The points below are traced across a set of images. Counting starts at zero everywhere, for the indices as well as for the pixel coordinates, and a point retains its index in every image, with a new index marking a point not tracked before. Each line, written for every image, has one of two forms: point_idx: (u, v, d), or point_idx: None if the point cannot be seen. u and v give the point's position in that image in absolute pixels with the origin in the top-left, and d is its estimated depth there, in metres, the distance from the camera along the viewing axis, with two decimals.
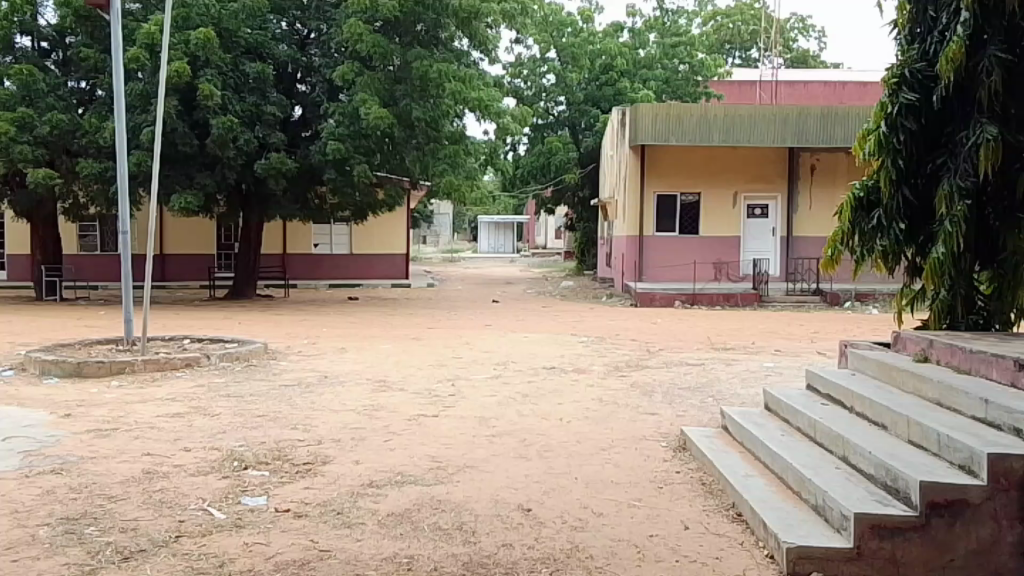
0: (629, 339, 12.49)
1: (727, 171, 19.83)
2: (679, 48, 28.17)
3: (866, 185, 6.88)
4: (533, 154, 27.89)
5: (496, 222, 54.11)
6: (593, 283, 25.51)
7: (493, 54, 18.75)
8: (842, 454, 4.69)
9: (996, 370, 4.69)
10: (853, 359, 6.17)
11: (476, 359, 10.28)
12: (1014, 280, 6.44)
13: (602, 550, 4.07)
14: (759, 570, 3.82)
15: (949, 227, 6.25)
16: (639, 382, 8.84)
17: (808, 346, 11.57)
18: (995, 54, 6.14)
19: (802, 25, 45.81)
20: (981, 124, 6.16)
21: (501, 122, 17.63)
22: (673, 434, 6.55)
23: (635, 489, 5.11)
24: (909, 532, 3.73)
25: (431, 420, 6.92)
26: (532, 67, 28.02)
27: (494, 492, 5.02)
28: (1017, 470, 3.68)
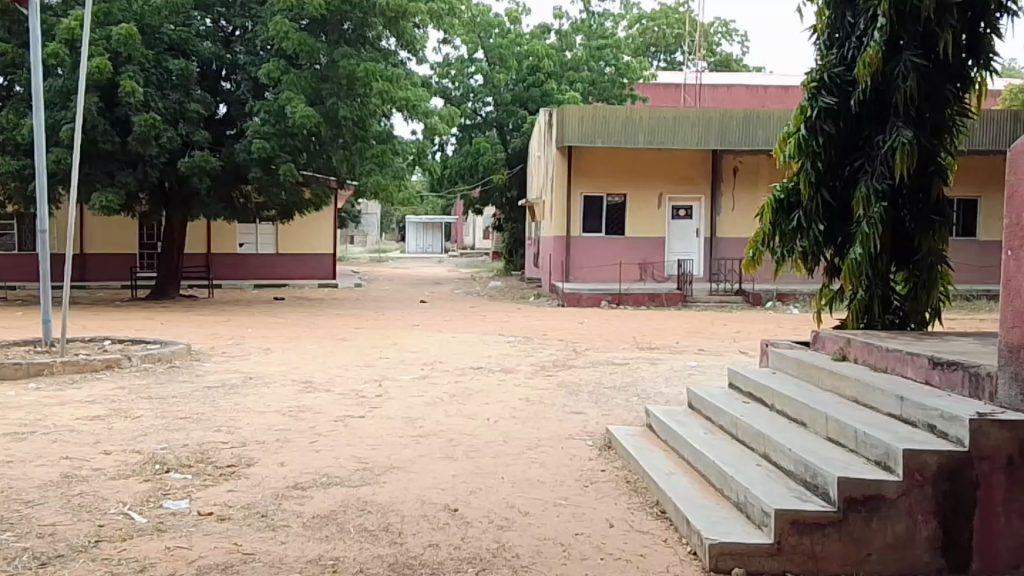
0: (556, 339, 12.59)
1: (652, 173, 20.15)
2: (606, 50, 28.51)
3: (786, 187, 7.06)
4: (460, 155, 27.86)
5: (424, 222, 53.87)
6: (521, 283, 25.65)
7: (420, 54, 18.65)
8: (763, 451, 4.80)
9: (912, 368, 4.84)
10: (774, 358, 6.33)
11: (404, 360, 10.21)
12: (928, 281, 6.70)
13: (528, 549, 4.09)
14: (682, 567, 3.89)
15: (866, 229, 6.48)
16: (566, 382, 8.92)
17: (730, 345, 11.84)
18: (911, 60, 6.39)
19: (725, 29, 46.83)
20: (897, 127, 6.42)
21: (429, 122, 17.59)
22: (598, 433, 6.61)
23: (561, 488, 5.14)
24: (827, 527, 3.82)
25: (358, 421, 6.85)
26: (459, 67, 28.00)
27: (420, 492, 5.00)
28: (931, 464, 3.77)
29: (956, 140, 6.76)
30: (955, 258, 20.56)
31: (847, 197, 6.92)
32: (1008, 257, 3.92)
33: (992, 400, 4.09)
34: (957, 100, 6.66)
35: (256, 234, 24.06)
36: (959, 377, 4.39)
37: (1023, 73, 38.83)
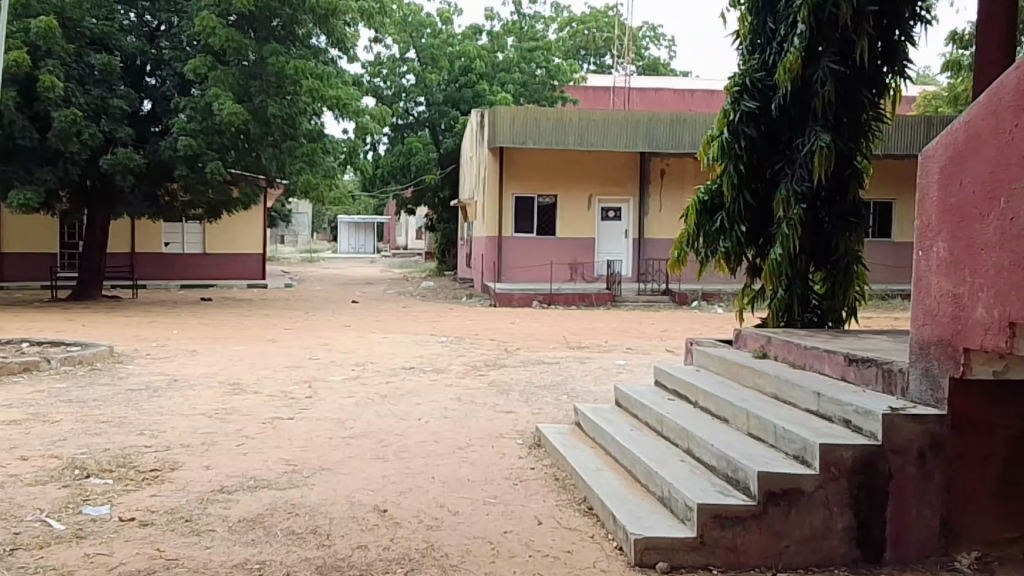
0: (487, 339, 12.63)
1: (583, 175, 20.37)
2: (537, 53, 28.64)
3: (709, 189, 7.25)
4: (393, 155, 27.70)
5: (356, 222, 53.28)
6: (453, 283, 25.68)
7: (351, 53, 18.49)
8: (687, 447, 4.92)
9: (829, 365, 5.02)
10: (698, 355, 6.50)
11: (334, 360, 10.12)
12: (845, 281, 6.95)
13: (457, 548, 4.12)
14: (608, 562, 3.97)
15: (786, 230, 6.69)
16: (497, 381, 8.96)
17: (657, 344, 12.06)
18: (828, 66, 6.60)
19: (653, 33, 47.68)
20: (815, 131, 6.63)
21: (360, 121, 17.48)
22: (529, 431, 6.68)
23: (491, 487, 5.18)
24: (748, 521, 3.92)
25: (287, 423, 6.78)
26: (391, 66, 27.85)
27: (349, 493, 4.99)
28: (847, 458, 3.92)
29: (872, 145, 7.00)
30: (871, 259, 21.31)
31: (768, 200, 7.12)
32: (920, 257, 4.04)
33: (904, 395, 4.25)
34: (873, 105, 6.89)
35: (182, 234, 23.50)
36: (873, 373, 4.56)
37: (935, 80, 40.48)
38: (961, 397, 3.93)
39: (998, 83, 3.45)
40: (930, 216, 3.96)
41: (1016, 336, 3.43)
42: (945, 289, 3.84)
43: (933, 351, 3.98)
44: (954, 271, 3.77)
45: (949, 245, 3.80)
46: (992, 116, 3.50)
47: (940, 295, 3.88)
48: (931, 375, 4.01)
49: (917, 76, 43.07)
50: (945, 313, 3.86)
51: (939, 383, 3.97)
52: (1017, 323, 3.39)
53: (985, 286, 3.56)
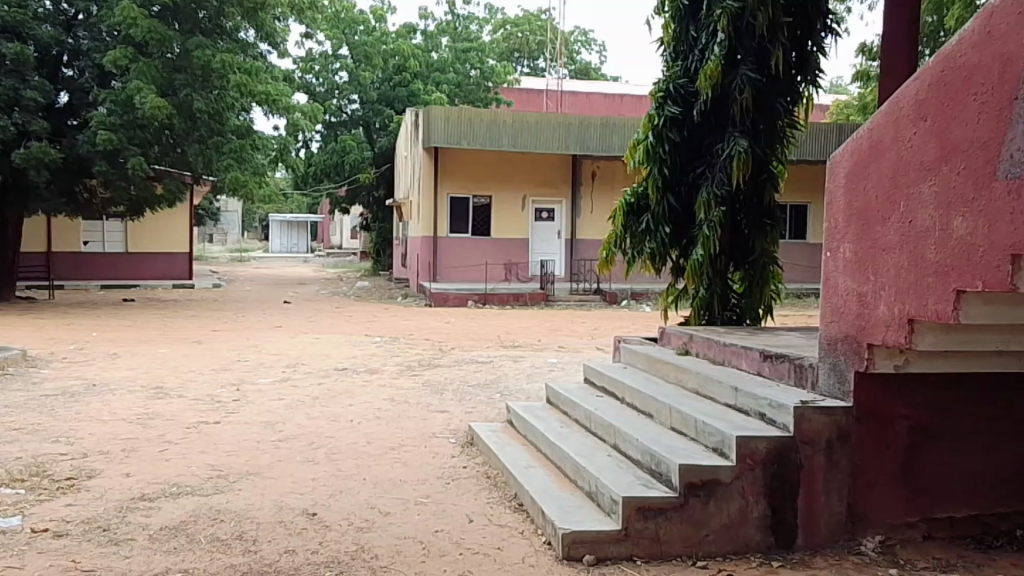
0: (421, 339, 12.65)
1: (516, 176, 20.50)
2: (471, 53, 28.68)
3: (635, 192, 7.41)
4: (326, 153, 27.42)
5: (289, 222, 52.51)
6: (389, 283, 25.55)
7: (281, 48, 18.30)
8: (613, 442, 5.06)
9: (745, 361, 5.22)
10: (625, 353, 6.64)
11: (263, 362, 10.01)
12: (761, 280, 7.22)
13: (387, 549, 4.16)
14: (537, 557, 4.05)
15: (707, 232, 6.90)
16: (430, 381, 8.99)
17: (588, 342, 12.25)
18: (746, 74, 6.82)
19: (585, 38, 48.25)
20: (734, 137, 6.84)
21: (291, 117, 17.29)
22: (462, 430, 6.74)
23: (422, 487, 5.24)
24: (670, 512, 4.05)
25: (212, 427, 6.71)
26: (323, 63, 27.58)
27: (277, 497, 4.98)
28: (761, 450, 4.08)
29: (786, 150, 7.27)
30: (786, 260, 21.93)
31: (691, 202, 7.33)
32: (829, 258, 4.25)
33: (813, 389, 4.45)
34: (788, 113, 7.15)
35: (103, 232, 22.85)
36: (786, 368, 4.76)
37: (849, 90, 41.93)
38: (864, 390, 4.14)
39: (898, 95, 3.63)
40: (837, 218, 4.16)
41: (914, 332, 3.67)
42: (851, 289, 4.06)
43: (840, 347, 4.19)
44: (859, 272, 3.99)
45: (854, 247, 4.02)
46: (891, 125, 3.70)
47: (846, 294, 4.10)
48: (838, 369, 4.22)
49: (835, 86, 44.75)
50: (851, 310, 4.07)
51: (845, 376, 4.17)
52: (914, 320, 3.63)
53: (887, 286, 3.78)
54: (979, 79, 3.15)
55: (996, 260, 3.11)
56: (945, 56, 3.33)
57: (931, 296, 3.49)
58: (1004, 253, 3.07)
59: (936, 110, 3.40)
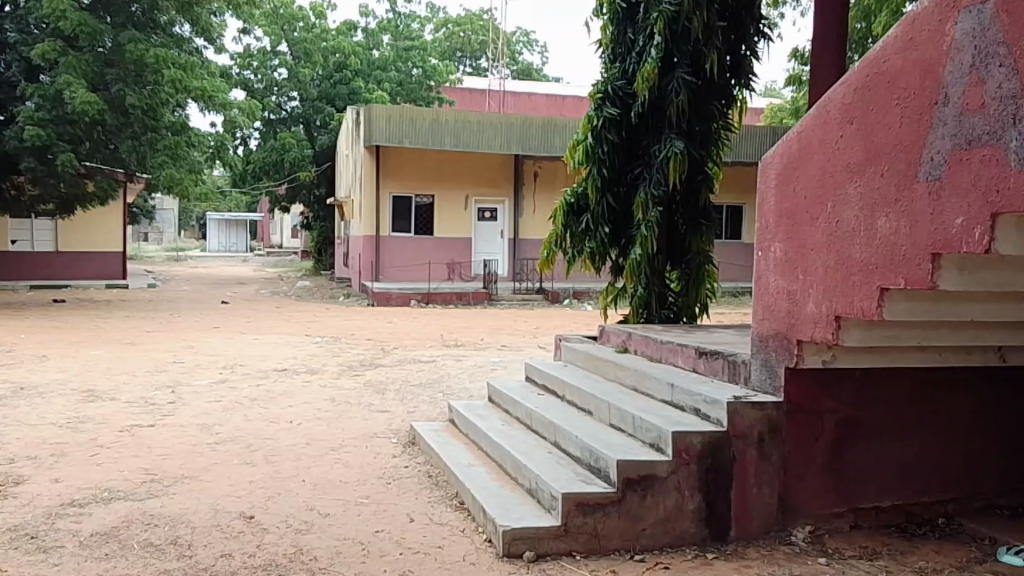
0: (363, 339, 12.55)
1: (459, 175, 20.48)
2: (413, 52, 28.57)
3: (575, 192, 7.48)
4: (265, 151, 27.02)
5: (227, 220, 51.60)
6: (330, 283, 25.28)
7: (218, 43, 18.00)
8: (553, 439, 5.11)
9: (681, 358, 5.33)
10: (565, 351, 6.71)
11: (199, 363, 9.85)
12: (697, 279, 7.37)
13: (326, 550, 4.14)
14: (477, 554, 4.08)
15: (645, 232, 7.01)
16: (372, 381, 8.95)
17: (531, 341, 12.32)
18: (682, 77, 6.94)
19: (526, 39, 48.39)
20: (670, 138, 6.96)
21: (228, 114, 17.03)
22: (404, 429, 6.74)
23: (363, 487, 5.22)
24: (608, 507, 4.10)
25: (146, 430, 6.58)
26: (261, 59, 27.17)
27: (214, 501, 4.91)
28: (696, 444, 4.17)
29: (721, 152, 7.42)
30: (723, 259, 22.34)
31: (629, 202, 7.44)
32: (760, 257, 4.37)
33: (746, 384, 4.56)
34: (722, 115, 7.30)
35: (32, 231, 21.97)
36: (720, 365, 4.87)
37: (781, 93, 42.79)
38: (794, 385, 4.27)
39: (825, 99, 3.74)
40: (768, 218, 4.27)
41: (841, 329, 3.81)
42: (781, 287, 4.18)
43: (771, 343, 4.32)
44: (789, 270, 4.11)
45: (784, 247, 4.14)
46: (820, 128, 3.81)
47: (776, 292, 4.22)
48: (769, 365, 4.34)
49: (768, 89, 45.82)
50: (782, 308, 4.19)
51: (776, 372, 4.29)
52: (841, 318, 3.76)
53: (815, 285, 3.90)
54: (902, 84, 3.27)
55: (918, 259, 3.25)
56: (870, 61, 3.45)
57: (857, 294, 3.62)
58: (925, 252, 3.21)
59: (861, 113, 3.52)
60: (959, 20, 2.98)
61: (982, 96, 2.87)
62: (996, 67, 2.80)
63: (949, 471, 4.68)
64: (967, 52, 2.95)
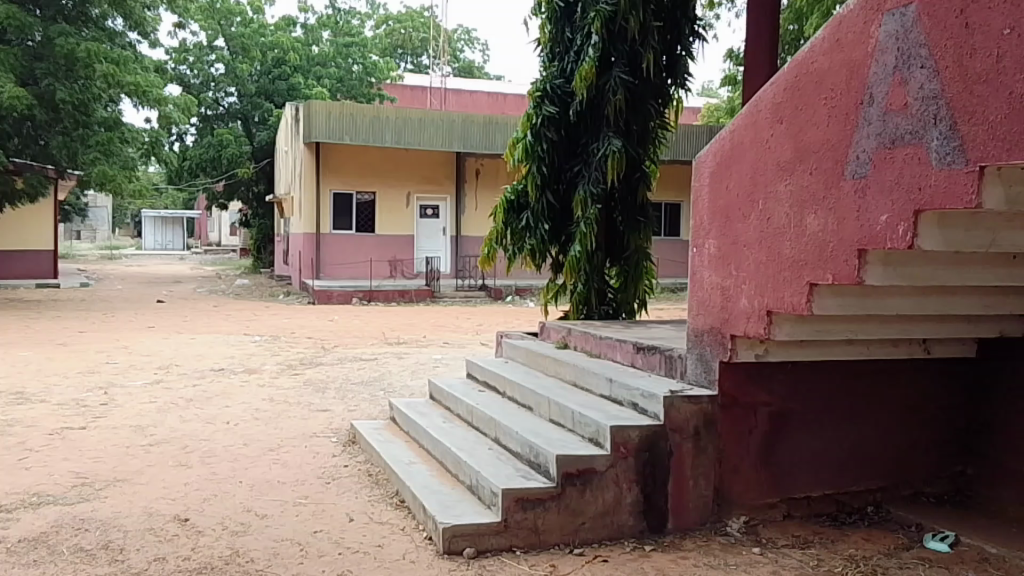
0: (303, 337, 12.41)
1: (401, 173, 20.38)
2: (353, 48, 28.31)
3: (515, 189, 7.51)
4: (201, 147, 26.51)
5: (163, 217, 50.51)
6: (270, 281, 24.91)
7: (152, 37, 17.61)
8: (494, 436, 5.13)
9: (620, 353, 5.40)
10: (507, 348, 6.72)
11: (133, 364, 9.63)
12: (635, 275, 7.48)
13: (263, 552, 4.09)
14: (417, 553, 4.07)
15: (584, 229, 7.09)
16: (313, 380, 8.86)
17: (473, 338, 12.32)
18: (619, 76, 7.01)
19: (468, 37, 48.30)
20: (608, 136, 7.03)
21: (163, 110, 16.65)
22: (344, 429, 6.68)
23: (302, 487, 5.17)
24: (547, 503, 4.13)
25: (77, 433, 6.41)
26: (198, 53, 26.61)
27: (147, 504, 4.81)
28: (634, 438, 4.23)
29: (658, 150, 7.52)
30: (662, 256, 22.64)
31: (568, 200, 7.50)
32: (694, 254, 4.45)
33: (683, 378, 4.64)
34: (659, 114, 7.41)
35: None
36: (657, 360, 4.94)
37: (718, 94, 43.37)
38: (727, 379, 4.35)
39: (757, 98, 3.82)
40: (702, 215, 4.35)
41: (772, 323, 3.90)
42: (714, 283, 4.27)
43: (706, 338, 4.40)
44: (722, 266, 4.19)
45: (718, 243, 4.22)
46: (751, 128, 3.89)
47: (710, 287, 4.30)
48: (704, 359, 4.43)
49: (705, 88, 46.58)
50: (716, 303, 4.27)
51: (711, 366, 4.38)
52: (773, 312, 3.85)
53: (747, 281, 3.99)
54: (828, 86, 3.36)
55: (844, 255, 3.35)
56: (799, 63, 3.53)
57: (786, 290, 3.71)
58: (852, 248, 3.31)
59: (790, 114, 3.60)
60: (883, 22, 3.06)
61: (904, 97, 2.96)
62: (917, 68, 2.88)
63: (877, 460, 4.82)
64: (890, 54, 3.03)
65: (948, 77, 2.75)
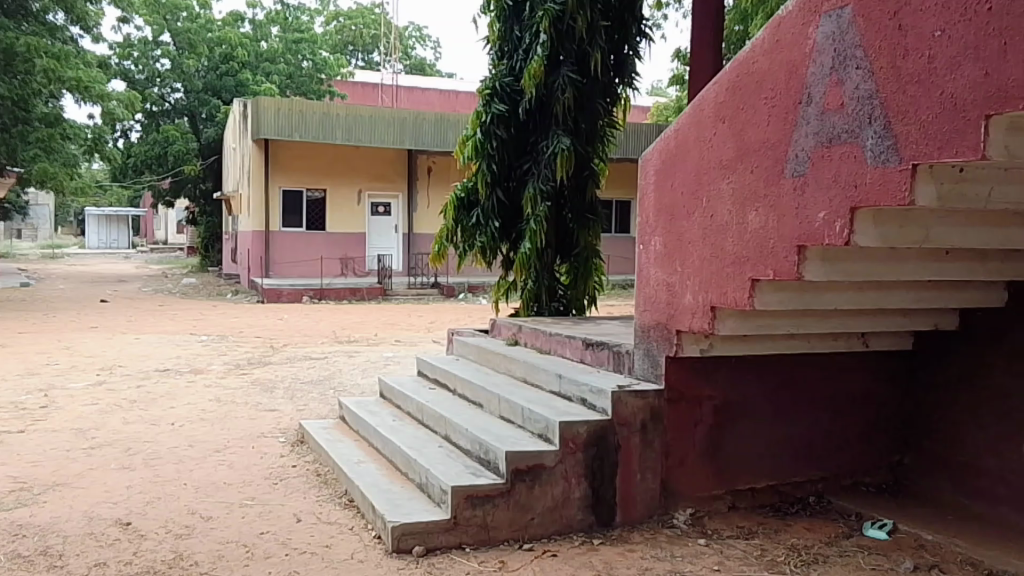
0: (252, 337, 12.25)
1: (351, 170, 20.22)
2: (303, 44, 28.03)
3: (465, 187, 7.51)
4: (147, 143, 25.99)
5: (107, 215, 49.38)
6: (218, 279, 24.51)
7: (94, 32, 17.19)
8: (444, 433, 5.13)
9: (569, 349, 5.44)
10: (457, 345, 6.72)
11: (75, 366, 9.40)
12: (585, 272, 7.54)
13: (208, 555, 4.04)
14: (366, 552, 4.05)
15: (534, 226, 7.12)
16: (261, 379, 8.76)
17: (425, 335, 12.28)
18: (567, 75, 7.04)
19: (419, 34, 48.03)
20: (557, 135, 7.07)
21: (106, 106, 16.28)
22: (292, 429, 6.62)
23: (248, 489, 5.11)
24: (497, 499, 4.13)
25: (15, 436, 6.24)
26: (142, 48, 26.06)
27: (88, 508, 4.71)
28: (582, 434, 4.26)
29: (606, 148, 7.59)
30: (613, 253, 22.81)
31: (518, 197, 7.53)
32: (641, 251, 4.49)
33: (630, 373, 4.69)
34: (607, 113, 7.48)
35: None
36: (605, 355, 4.99)
37: (668, 92, 43.76)
38: (674, 373, 4.41)
39: (700, 98, 3.87)
40: (648, 212, 4.40)
41: (716, 318, 3.96)
42: (660, 279, 4.32)
43: (652, 333, 4.45)
44: (667, 263, 4.24)
45: (664, 240, 4.27)
46: (694, 127, 3.94)
47: (657, 283, 4.35)
48: (651, 355, 4.48)
49: (655, 89, 46.96)
50: (663, 299, 4.32)
51: (657, 361, 4.44)
52: (716, 308, 3.91)
53: (692, 277, 4.05)
54: (769, 86, 3.42)
55: (784, 251, 3.42)
56: (740, 63, 3.59)
57: (729, 286, 3.78)
58: (792, 245, 3.37)
59: (732, 114, 3.66)
60: (820, 24, 3.12)
61: (841, 97, 3.03)
62: (854, 69, 2.95)
63: (818, 451, 4.92)
64: (827, 55, 3.10)
65: (883, 77, 2.82)
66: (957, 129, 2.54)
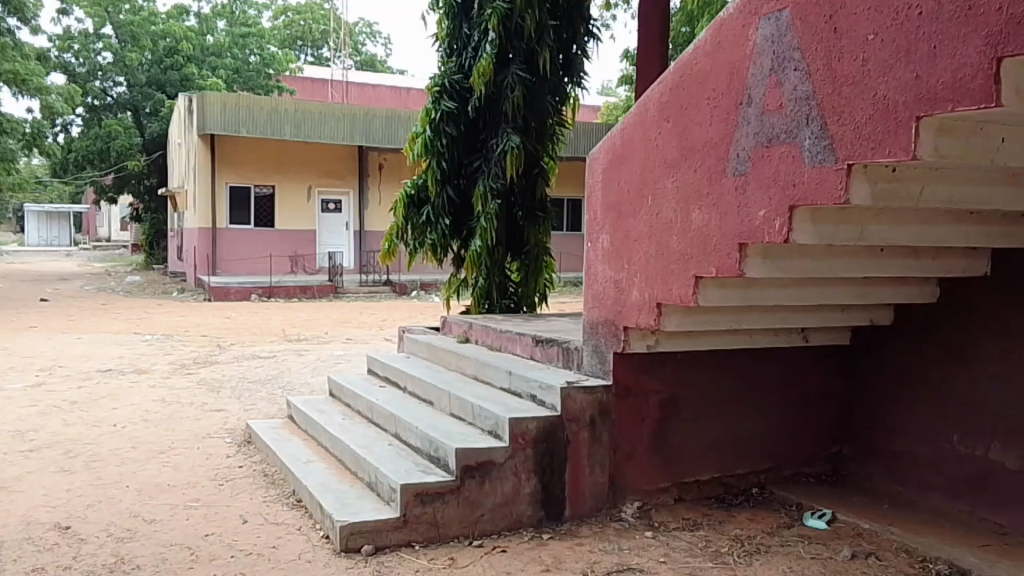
0: (198, 336, 12.04)
1: (300, 166, 20.01)
2: (250, 39, 27.74)
3: (415, 184, 7.49)
4: (88, 138, 25.33)
5: (47, 212, 48.01)
6: (164, 277, 24.04)
7: (33, 23, 16.70)
8: (393, 431, 5.12)
9: (519, 346, 5.46)
10: (408, 343, 6.71)
11: (13, 366, 9.15)
12: (535, 269, 7.58)
13: (151, 558, 3.98)
14: (313, 552, 4.03)
15: (484, 223, 7.14)
16: (208, 379, 8.63)
17: (376, 334, 12.22)
18: (516, 73, 7.06)
19: (370, 30, 47.64)
20: (506, 132, 7.09)
21: (46, 100, 15.84)
22: (240, 429, 6.54)
23: (194, 490, 5.04)
24: (447, 496, 4.14)
25: None
26: (83, 41, 25.47)
27: (25, 512, 4.60)
28: (532, 429, 4.29)
29: (556, 146, 7.63)
30: (564, 250, 22.91)
31: (468, 195, 7.55)
32: (589, 248, 4.54)
33: (578, 369, 4.73)
34: (556, 111, 7.52)
35: None
36: (554, 352, 5.03)
37: (618, 91, 44.11)
38: (621, 369, 4.47)
39: (645, 98, 3.92)
40: (595, 210, 4.44)
41: (662, 315, 4.02)
42: (608, 276, 4.37)
43: (600, 329, 4.51)
44: (615, 260, 4.29)
45: (611, 238, 4.31)
46: (640, 126, 3.99)
47: (604, 280, 4.40)
48: (599, 351, 4.53)
49: (605, 88, 47.31)
50: (610, 296, 4.37)
51: (605, 357, 4.49)
52: (662, 304, 3.97)
53: (637, 274, 4.10)
54: (711, 86, 3.48)
55: (726, 248, 3.48)
56: (683, 64, 3.64)
57: (673, 282, 3.84)
58: (733, 242, 3.44)
59: (675, 113, 3.72)
60: (759, 26, 3.18)
61: (779, 98, 3.10)
62: (792, 70, 3.02)
63: (761, 445, 5.03)
64: (766, 56, 3.16)
65: (819, 78, 2.89)
66: (889, 129, 2.62)
